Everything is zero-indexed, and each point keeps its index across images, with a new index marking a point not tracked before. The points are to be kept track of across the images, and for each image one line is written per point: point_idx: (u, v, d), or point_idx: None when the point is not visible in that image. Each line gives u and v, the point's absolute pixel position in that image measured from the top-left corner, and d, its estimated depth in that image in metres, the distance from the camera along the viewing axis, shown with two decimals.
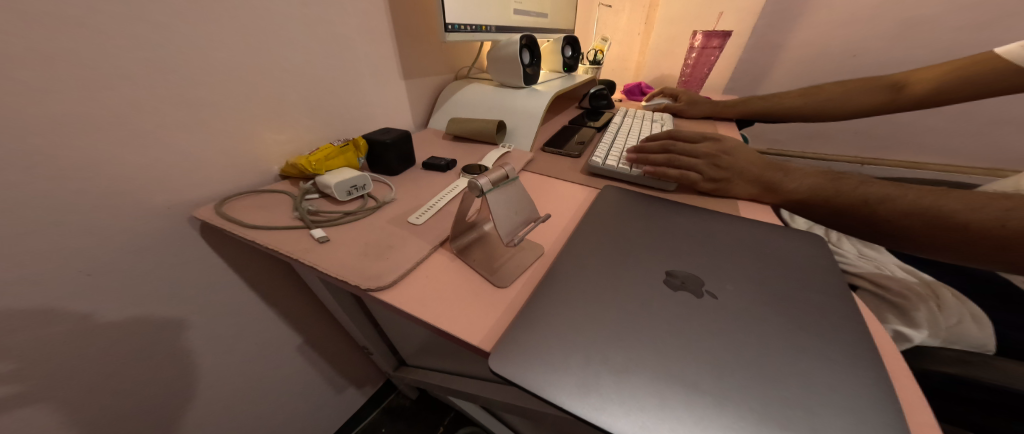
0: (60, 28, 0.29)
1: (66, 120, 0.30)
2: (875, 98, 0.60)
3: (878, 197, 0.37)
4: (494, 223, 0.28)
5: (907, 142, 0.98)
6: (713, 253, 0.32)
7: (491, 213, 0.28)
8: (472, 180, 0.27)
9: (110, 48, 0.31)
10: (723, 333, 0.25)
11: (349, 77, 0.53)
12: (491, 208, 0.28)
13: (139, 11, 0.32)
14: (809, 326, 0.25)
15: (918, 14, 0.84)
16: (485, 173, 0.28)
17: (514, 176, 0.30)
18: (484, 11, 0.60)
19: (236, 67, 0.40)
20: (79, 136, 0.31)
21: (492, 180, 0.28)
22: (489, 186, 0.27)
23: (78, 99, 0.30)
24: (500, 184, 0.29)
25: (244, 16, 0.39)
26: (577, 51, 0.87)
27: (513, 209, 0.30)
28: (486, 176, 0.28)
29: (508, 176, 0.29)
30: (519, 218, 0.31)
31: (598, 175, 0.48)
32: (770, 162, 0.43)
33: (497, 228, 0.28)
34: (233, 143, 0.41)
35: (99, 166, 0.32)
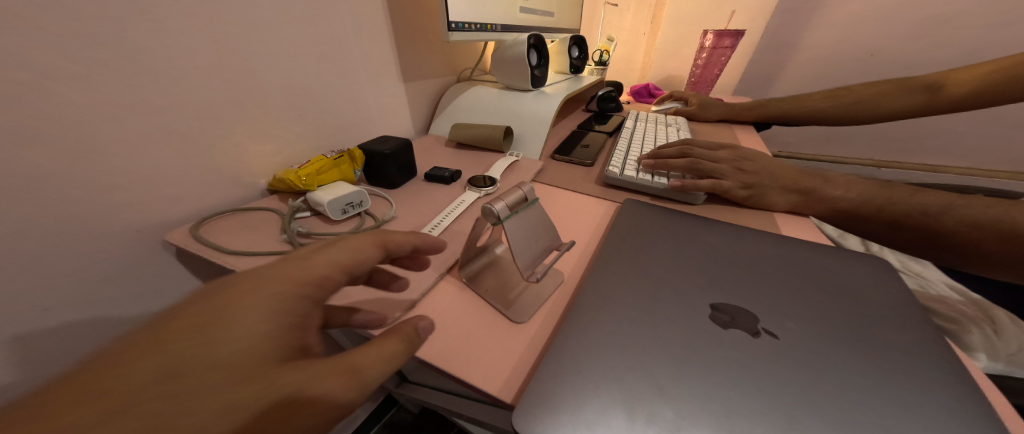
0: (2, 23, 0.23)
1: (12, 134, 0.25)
2: (909, 99, 0.56)
3: (939, 207, 0.33)
4: (511, 255, 0.24)
5: (925, 144, 0.95)
6: (760, 280, 0.28)
7: (510, 243, 0.24)
8: (485, 206, 0.23)
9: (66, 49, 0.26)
10: (795, 384, 0.21)
11: (345, 81, 0.49)
12: (510, 237, 0.24)
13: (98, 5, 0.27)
14: (899, 373, 0.21)
15: (942, 10, 0.81)
16: (500, 196, 0.24)
17: (533, 199, 0.26)
18: (490, 8, 0.57)
19: (219, 70, 0.35)
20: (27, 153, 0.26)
21: (509, 205, 0.24)
22: (506, 212, 0.24)
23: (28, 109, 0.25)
24: (519, 209, 0.25)
25: (229, 13, 0.35)
26: (584, 51, 0.84)
27: (533, 236, 0.26)
28: (502, 200, 0.24)
29: (527, 199, 0.26)
30: (540, 245, 0.27)
31: (615, 186, 0.44)
32: (807, 169, 0.39)
33: (515, 261, 0.24)
34: (214, 156, 0.37)
35: (51, 187, 0.27)
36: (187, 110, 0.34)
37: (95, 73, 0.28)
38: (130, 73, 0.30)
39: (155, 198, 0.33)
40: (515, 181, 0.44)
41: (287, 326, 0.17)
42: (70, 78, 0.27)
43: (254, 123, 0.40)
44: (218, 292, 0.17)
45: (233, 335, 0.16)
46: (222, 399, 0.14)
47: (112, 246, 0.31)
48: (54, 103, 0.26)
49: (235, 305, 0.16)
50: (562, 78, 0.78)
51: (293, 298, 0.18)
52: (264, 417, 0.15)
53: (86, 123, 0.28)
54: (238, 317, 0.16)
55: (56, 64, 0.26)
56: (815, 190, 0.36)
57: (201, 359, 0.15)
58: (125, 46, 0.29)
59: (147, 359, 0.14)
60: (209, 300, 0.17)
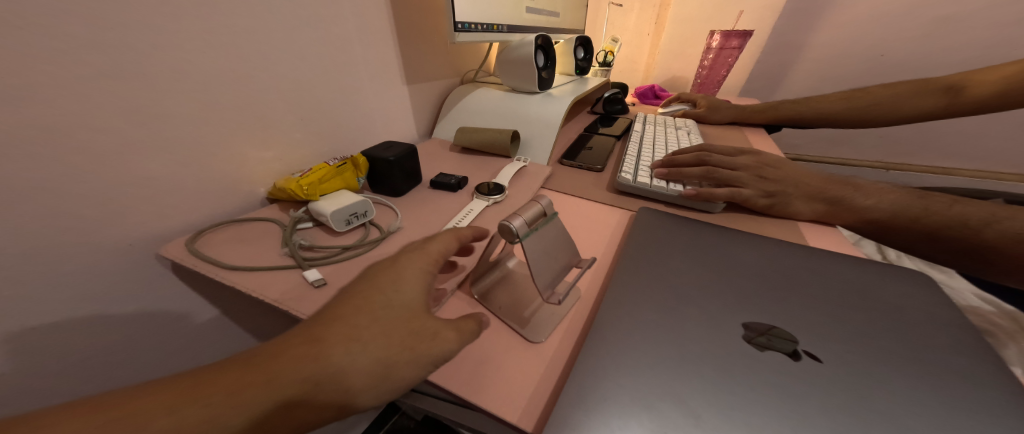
0: None
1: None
2: (926, 101, 0.55)
3: (982, 219, 0.31)
4: (532, 274, 0.23)
5: (935, 147, 0.94)
6: (783, 297, 0.27)
7: (528, 262, 0.23)
8: (502, 224, 0.23)
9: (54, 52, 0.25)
10: (843, 411, 0.20)
11: (348, 85, 0.47)
12: (528, 255, 0.23)
13: (88, 6, 0.25)
14: (950, 405, 0.20)
15: (953, 11, 0.80)
16: (518, 212, 0.24)
17: (551, 213, 0.26)
18: (496, 9, 0.55)
19: (218, 73, 0.34)
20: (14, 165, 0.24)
21: (526, 222, 0.24)
22: (524, 229, 0.23)
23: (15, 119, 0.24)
24: (535, 226, 0.25)
25: (228, 15, 0.33)
26: (589, 52, 0.82)
27: (551, 252, 0.26)
28: (519, 218, 0.23)
29: (545, 214, 0.25)
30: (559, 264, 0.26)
31: (627, 193, 0.43)
32: (833, 176, 0.38)
33: (535, 279, 0.23)
34: (211, 164, 0.35)
35: (38, 199, 0.26)
36: (184, 116, 0.32)
37: (88, 76, 0.26)
38: (126, 76, 0.28)
39: (150, 209, 0.32)
40: (523, 189, 0.43)
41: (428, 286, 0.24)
42: (61, 81, 0.25)
43: (253, 128, 0.38)
44: (390, 260, 0.25)
45: (398, 288, 0.23)
46: (394, 330, 0.21)
47: (104, 258, 0.30)
48: (40, 110, 0.25)
49: (396, 271, 0.23)
50: (567, 80, 0.76)
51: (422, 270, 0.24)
52: (418, 345, 0.21)
53: (78, 129, 0.27)
54: (402, 273, 0.23)
55: (45, 67, 0.25)
56: (842, 198, 0.35)
57: (385, 298, 0.22)
58: (120, 48, 0.28)
59: (356, 295, 0.22)
60: (383, 266, 0.24)
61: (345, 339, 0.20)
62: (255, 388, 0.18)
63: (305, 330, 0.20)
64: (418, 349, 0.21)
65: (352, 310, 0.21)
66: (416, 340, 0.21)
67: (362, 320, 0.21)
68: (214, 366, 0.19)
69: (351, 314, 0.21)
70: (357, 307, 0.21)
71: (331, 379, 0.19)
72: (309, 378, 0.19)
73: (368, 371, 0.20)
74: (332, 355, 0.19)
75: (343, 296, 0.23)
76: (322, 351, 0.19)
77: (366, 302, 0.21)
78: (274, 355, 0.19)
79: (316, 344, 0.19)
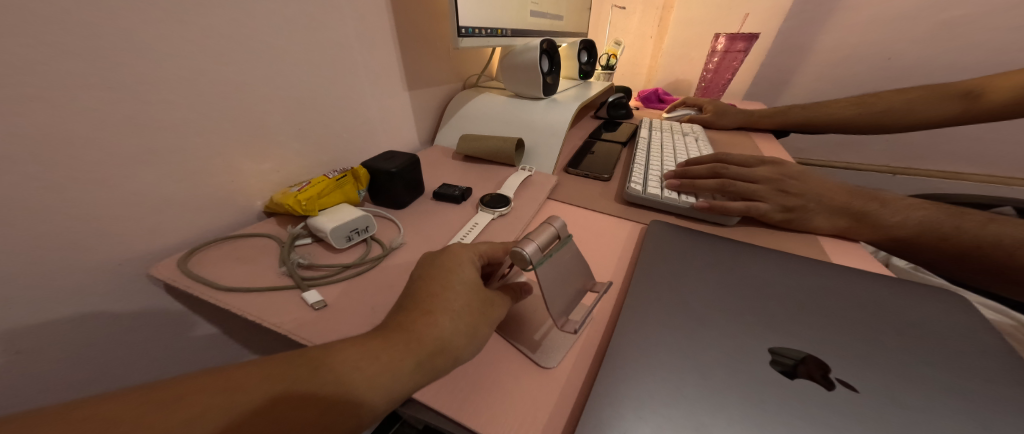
0: None
1: None
2: (942, 107, 0.54)
3: (1015, 240, 0.31)
4: (546, 302, 0.22)
5: (940, 152, 0.93)
6: (809, 317, 0.27)
7: (541, 291, 0.22)
8: (515, 250, 0.22)
9: (44, 64, 0.24)
10: None
11: (349, 92, 0.46)
12: (541, 284, 0.22)
13: (79, 15, 0.24)
14: None
15: (963, 13, 0.78)
16: (530, 237, 0.23)
17: (565, 236, 0.25)
18: (500, 13, 0.54)
19: (216, 83, 0.33)
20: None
21: (540, 247, 0.23)
22: (537, 255, 0.22)
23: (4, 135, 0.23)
24: (550, 251, 0.23)
25: (227, 23, 0.32)
26: (593, 55, 0.82)
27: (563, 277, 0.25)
28: (532, 242, 0.22)
29: (559, 237, 0.24)
30: (570, 290, 0.25)
31: (637, 204, 0.42)
32: (856, 189, 0.37)
33: (549, 306, 0.22)
34: (207, 177, 0.34)
35: (27, 218, 0.25)
36: (181, 129, 0.31)
37: (68, 85, 0.25)
38: (111, 86, 0.27)
39: (141, 226, 0.30)
40: (529, 200, 0.42)
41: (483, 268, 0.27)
42: (42, 93, 0.24)
43: (248, 138, 0.36)
44: (440, 250, 0.28)
45: (462, 269, 0.25)
46: (472, 302, 0.24)
47: (88, 277, 0.28)
48: (29, 125, 0.24)
49: (453, 258, 0.26)
50: (570, 84, 0.75)
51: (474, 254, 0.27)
52: (491, 310, 0.24)
53: (57, 142, 0.25)
54: (460, 257, 0.26)
55: (34, 80, 0.23)
56: (866, 214, 0.34)
57: (456, 277, 0.25)
58: (104, 55, 0.26)
59: (430, 278, 0.25)
60: (435, 254, 0.27)
61: (441, 311, 0.23)
62: (388, 357, 0.20)
63: (402, 312, 0.23)
64: (495, 313, 0.25)
65: (434, 290, 0.24)
66: (488, 306, 0.25)
67: (448, 296, 0.23)
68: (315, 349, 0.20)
69: (435, 292, 0.24)
70: (437, 287, 0.24)
71: (443, 343, 0.22)
72: (428, 343, 0.21)
73: (466, 333, 0.23)
74: (436, 323, 0.22)
75: (414, 282, 0.25)
76: (428, 323, 0.22)
77: (442, 282, 0.24)
78: (389, 331, 0.21)
79: (419, 317, 0.22)
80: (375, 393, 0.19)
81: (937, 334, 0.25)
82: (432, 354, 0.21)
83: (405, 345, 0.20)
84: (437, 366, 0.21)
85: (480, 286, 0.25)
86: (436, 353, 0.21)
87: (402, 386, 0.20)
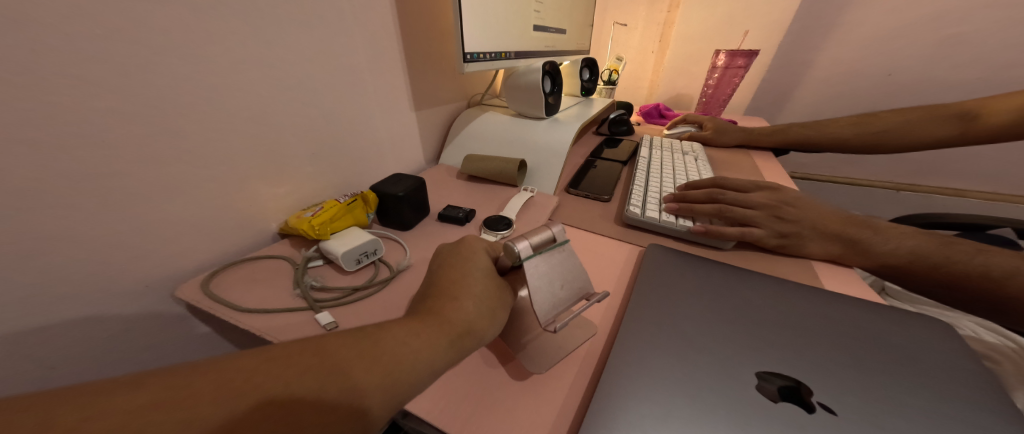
0: (31, 86, 0.23)
1: (40, 196, 0.25)
2: (941, 128, 0.55)
3: (1005, 271, 0.31)
4: (530, 293, 0.24)
5: (945, 169, 0.93)
6: (802, 345, 0.27)
7: (529, 283, 0.24)
8: (508, 244, 0.25)
9: (92, 106, 0.26)
10: None
11: (360, 117, 0.49)
12: (529, 277, 0.24)
13: (124, 61, 0.27)
14: None
15: (962, 29, 0.79)
16: (525, 235, 0.25)
17: (562, 239, 0.27)
18: (504, 37, 0.57)
19: (239, 113, 0.35)
20: (50, 213, 0.26)
21: (532, 245, 0.25)
22: (529, 252, 0.25)
23: (60, 171, 0.25)
24: (542, 249, 0.26)
25: (252, 59, 0.35)
26: (594, 73, 0.86)
27: (558, 279, 0.26)
28: (525, 240, 0.25)
29: (555, 240, 0.26)
30: (564, 293, 0.26)
31: (636, 226, 0.43)
32: (851, 216, 0.38)
33: (532, 298, 0.24)
34: (228, 202, 0.36)
35: (71, 244, 0.27)
36: (207, 158, 0.34)
37: (111, 123, 0.27)
38: (150, 123, 0.29)
39: (167, 250, 0.33)
40: (531, 222, 0.43)
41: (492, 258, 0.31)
42: (89, 132, 0.26)
43: (266, 164, 0.39)
44: (455, 245, 0.31)
45: (477, 258, 0.29)
46: (490, 288, 0.27)
47: (117, 299, 0.30)
48: (76, 161, 0.26)
49: (468, 251, 0.30)
50: (572, 102, 0.77)
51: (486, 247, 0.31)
52: (505, 295, 0.28)
53: (95, 176, 0.27)
54: (473, 248, 0.30)
55: (81, 121, 0.26)
56: (859, 241, 0.35)
57: (473, 266, 0.28)
58: (140, 95, 0.28)
59: (451, 267, 0.28)
60: (452, 248, 0.31)
61: (465, 295, 0.25)
62: (430, 334, 0.22)
63: (429, 299, 0.26)
64: (508, 297, 0.28)
65: (455, 278, 0.27)
66: (503, 291, 0.28)
67: (470, 282, 0.27)
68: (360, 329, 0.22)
69: (458, 280, 0.27)
70: (458, 276, 0.27)
71: (470, 324, 0.24)
72: (458, 324, 0.24)
73: (489, 314, 0.25)
74: (464, 305, 0.25)
75: (436, 273, 0.28)
76: (456, 306, 0.25)
77: (461, 271, 0.28)
78: (423, 315, 0.24)
79: (447, 301, 0.25)
80: (421, 366, 0.21)
81: (919, 360, 0.26)
82: (463, 333, 0.24)
83: (439, 325, 0.23)
84: (467, 345, 0.24)
85: (494, 274, 0.29)
86: (466, 332, 0.24)
87: (441, 361, 0.22)
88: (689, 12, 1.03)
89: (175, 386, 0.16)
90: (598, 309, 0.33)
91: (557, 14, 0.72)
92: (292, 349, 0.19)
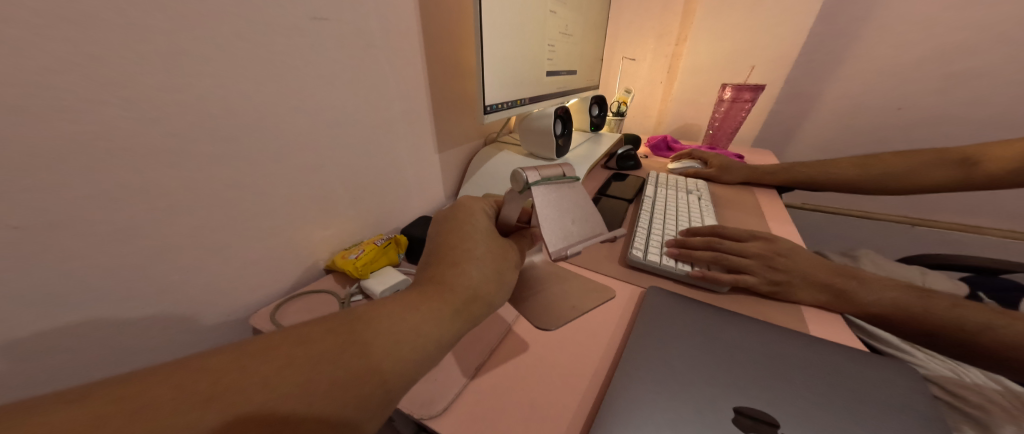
0: (166, 164, 0.30)
1: (166, 246, 0.32)
2: (943, 173, 0.57)
3: (976, 324, 0.34)
4: (535, 211, 0.32)
5: (962, 203, 0.94)
6: (786, 390, 0.30)
7: (536, 203, 0.32)
8: (518, 172, 0.32)
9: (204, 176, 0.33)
10: None
11: (395, 164, 0.56)
12: (536, 197, 0.32)
13: (229, 139, 0.34)
14: None
15: (971, 65, 0.83)
16: (536, 168, 0.33)
17: (569, 176, 0.36)
18: (520, 87, 0.63)
19: (301, 171, 0.42)
20: (167, 259, 0.32)
21: (541, 174, 0.33)
22: (536, 179, 0.33)
23: (179, 227, 0.32)
24: (550, 179, 0.34)
25: (315, 126, 0.42)
26: (603, 109, 0.94)
27: (562, 207, 0.34)
28: (535, 171, 0.33)
29: (563, 175, 0.35)
30: (572, 224, 0.34)
31: (638, 267, 0.47)
32: (839, 266, 0.41)
33: (538, 218, 0.31)
34: (286, 244, 0.43)
35: (180, 284, 0.34)
36: (275, 209, 0.40)
37: (215, 187, 0.34)
38: (239, 184, 0.36)
39: (240, 286, 0.39)
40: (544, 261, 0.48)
41: (490, 217, 0.36)
42: (200, 196, 0.33)
43: (317, 210, 0.46)
44: (454, 207, 0.36)
45: (474, 222, 0.34)
46: (489, 254, 0.32)
47: (205, 324, 0.37)
48: (190, 220, 0.33)
49: (465, 219, 0.34)
50: (581, 139, 0.83)
51: (479, 212, 0.35)
52: (503, 262, 0.33)
53: (203, 230, 0.34)
54: (473, 209, 0.35)
55: (195, 189, 0.33)
56: (845, 291, 0.38)
57: (473, 228, 0.33)
58: (235, 163, 0.35)
59: (452, 232, 0.33)
60: (450, 212, 0.35)
61: (467, 263, 0.30)
62: (436, 305, 0.27)
63: (433, 269, 0.30)
64: (512, 257, 0.34)
65: (456, 246, 0.31)
66: (503, 256, 0.33)
67: (472, 248, 0.31)
68: (353, 311, 0.26)
69: (462, 248, 0.31)
70: (460, 243, 0.32)
71: (475, 292, 0.29)
72: (466, 293, 0.29)
73: (492, 280, 0.31)
74: (469, 273, 0.30)
75: (436, 242, 0.33)
76: (461, 274, 0.30)
77: (463, 233, 0.32)
78: (431, 285, 0.29)
79: (453, 269, 0.30)
80: (429, 333, 0.26)
81: (883, 403, 0.29)
82: (469, 301, 0.29)
83: (446, 296, 0.28)
84: (474, 310, 0.29)
85: (491, 237, 0.34)
86: (472, 299, 0.29)
87: (448, 335, 0.27)
88: (696, 46, 1.07)
89: (130, 397, 0.17)
90: (600, 343, 0.37)
91: (569, 58, 0.79)
92: (269, 345, 0.21)
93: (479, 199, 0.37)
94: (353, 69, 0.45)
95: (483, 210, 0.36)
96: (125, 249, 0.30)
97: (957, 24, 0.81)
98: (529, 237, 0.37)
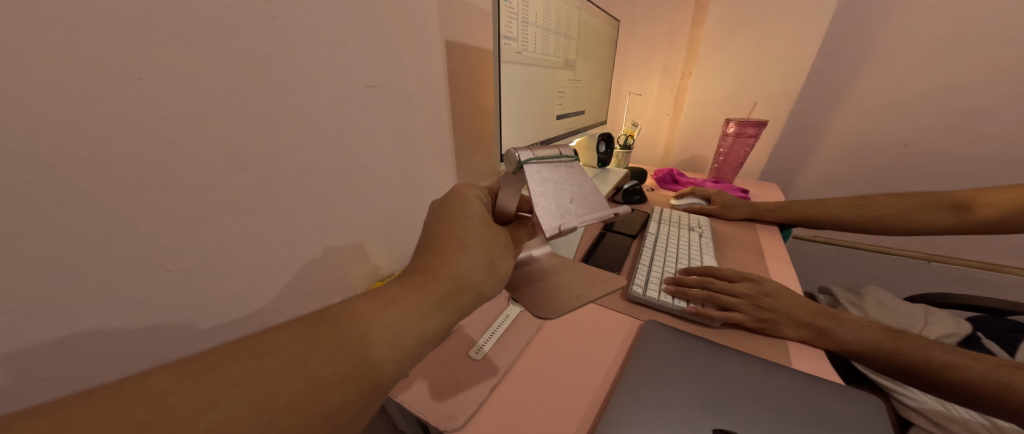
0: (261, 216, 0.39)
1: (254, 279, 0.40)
2: (939, 216, 0.60)
3: (943, 364, 0.38)
4: (530, 187, 0.32)
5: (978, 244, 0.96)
6: (762, 419, 0.34)
7: (529, 178, 0.32)
8: (513, 153, 0.34)
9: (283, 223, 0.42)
10: None
11: (423, 205, 0.64)
12: (529, 172, 0.33)
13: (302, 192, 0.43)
14: None
15: (975, 103, 0.87)
16: (530, 148, 0.35)
17: (564, 155, 0.37)
18: (533, 133, 0.72)
19: (350, 215, 0.51)
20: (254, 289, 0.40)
21: (534, 152, 0.34)
22: (530, 158, 0.34)
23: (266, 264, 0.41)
24: (542, 157, 0.35)
25: (364, 176, 0.51)
26: (610, 145, 1.03)
27: (557, 184, 0.35)
28: (528, 149, 0.34)
29: (557, 156, 0.37)
30: (567, 199, 0.34)
31: (639, 302, 0.52)
32: (821, 306, 0.46)
33: (533, 194, 0.32)
34: (333, 275, 0.51)
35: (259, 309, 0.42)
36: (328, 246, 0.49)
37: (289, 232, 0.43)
38: (306, 228, 0.45)
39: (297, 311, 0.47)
40: None
41: (484, 204, 0.38)
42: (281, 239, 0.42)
43: (359, 249, 0.54)
44: (448, 195, 0.37)
45: (467, 210, 0.35)
46: (477, 243, 0.34)
47: None
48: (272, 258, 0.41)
49: (455, 206, 0.36)
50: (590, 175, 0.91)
51: (470, 198, 0.37)
52: (494, 249, 0.35)
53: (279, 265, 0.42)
54: (467, 197, 0.37)
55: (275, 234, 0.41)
56: (825, 329, 0.42)
57: (467, 216, 0.35)
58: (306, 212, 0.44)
59: (444, 219, 0.35)
60: (446, 199, 0.37)
61: (455, 253, 0.33)
62: (425, 296, 0.30)
63: (425, 258, 0.33)
64: (501, 240, 0.36)
65: (445, 233, 0.34)
66: (495, 241, 0.35)
67: (461, 238, 0.34)
68: (348, 305, 0.29)
69: (451, 237, 0.33)
70: (450, 232, 0.34)
71: (463, 282, 0.32)
72: (454, 283, 0.31)
73: (481, 269, 0.33)
74: (457, 262, 0.32)
75: (428, 228, 0.35)
76: (448, 265, 0.32)
77: (456, 220, 0.35)
78: (422, 275, 0.31)
79: (442, 258, 0.32)
80: (420, 323, 0.29)
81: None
82: (457, 291, 0.31)
83: (433, 287, 0.31)
84: (460, 299, 0.32)
85: (480, 223, 0.35)
86: (459, 288, 0.32)
87: (437, 325, 0.30)
88: (701, 81, 1.13)
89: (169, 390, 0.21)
90: (598, 369, 0.42)
91: (578, 101, 0.87)
92: (273, 345, 0.25)
93: (469, 187, 0.39)
94: (396, 128, 0.54)
95: (472, 197, 0.37)
96: (230, 281, 0.38)
97: (959, 65, 0.85)
98: (527, 226, 0.40)
